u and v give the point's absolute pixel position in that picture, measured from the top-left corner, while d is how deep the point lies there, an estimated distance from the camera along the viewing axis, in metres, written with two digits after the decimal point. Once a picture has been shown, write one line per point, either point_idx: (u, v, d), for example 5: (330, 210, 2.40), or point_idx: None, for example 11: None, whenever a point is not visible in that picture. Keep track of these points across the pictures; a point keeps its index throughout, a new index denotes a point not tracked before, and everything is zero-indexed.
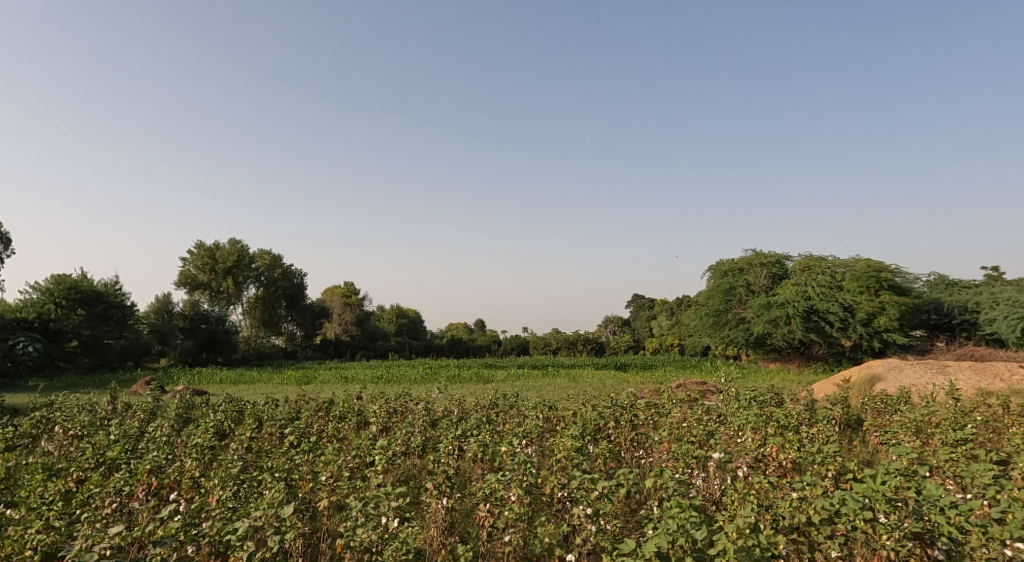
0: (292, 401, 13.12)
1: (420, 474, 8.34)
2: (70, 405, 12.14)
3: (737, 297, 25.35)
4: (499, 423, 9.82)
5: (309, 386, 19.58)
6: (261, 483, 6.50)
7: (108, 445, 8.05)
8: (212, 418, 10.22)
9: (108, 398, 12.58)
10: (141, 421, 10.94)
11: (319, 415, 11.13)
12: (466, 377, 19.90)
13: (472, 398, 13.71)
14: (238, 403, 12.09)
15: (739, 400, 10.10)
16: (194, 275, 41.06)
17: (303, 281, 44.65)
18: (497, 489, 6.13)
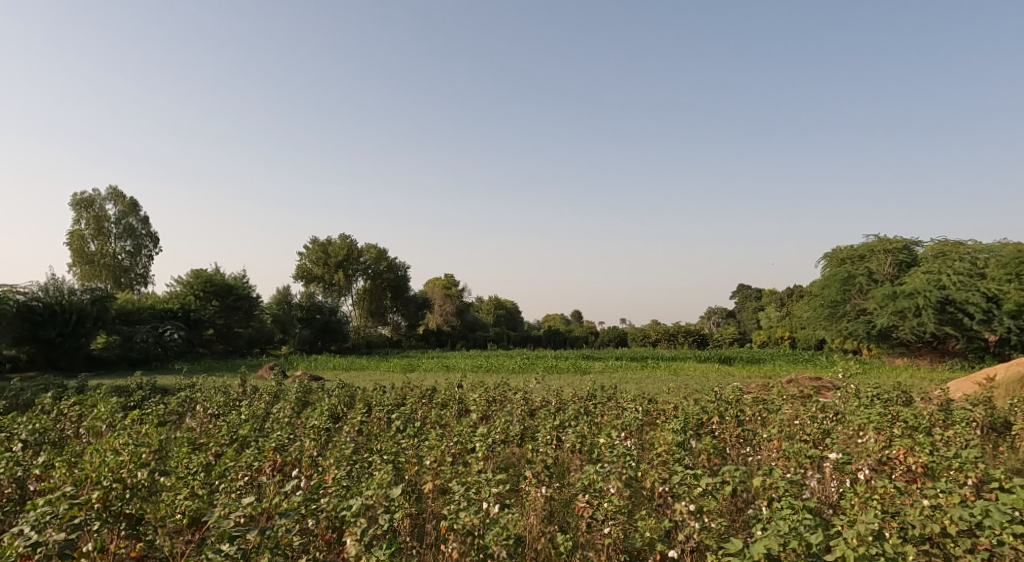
0: (399, 389, 13.76)
1: (519, 462, 8.47)
2: (208, 386, 13.55)
3: (856, 286, 23.39)
4: (596, 415, 9.76)
5: (413, 374, 20.50)
6: (370, 465, 6.85)
7: (240, 423, 8.90)
8: (327, 402, 10.99)
9: (239, 381, 13.87)
10: (266, 403, 12.00)
11: (422, 401, 11.64)
12: (563, 368, 19.99)
13: (569, 390, 13.75)
14: (350, 389, 12.87)
15: (860, 398, 9.35)
16: (309, 269, 44.08)
17: (406, 274, 46.57)
18: (596, 481, 6.12)
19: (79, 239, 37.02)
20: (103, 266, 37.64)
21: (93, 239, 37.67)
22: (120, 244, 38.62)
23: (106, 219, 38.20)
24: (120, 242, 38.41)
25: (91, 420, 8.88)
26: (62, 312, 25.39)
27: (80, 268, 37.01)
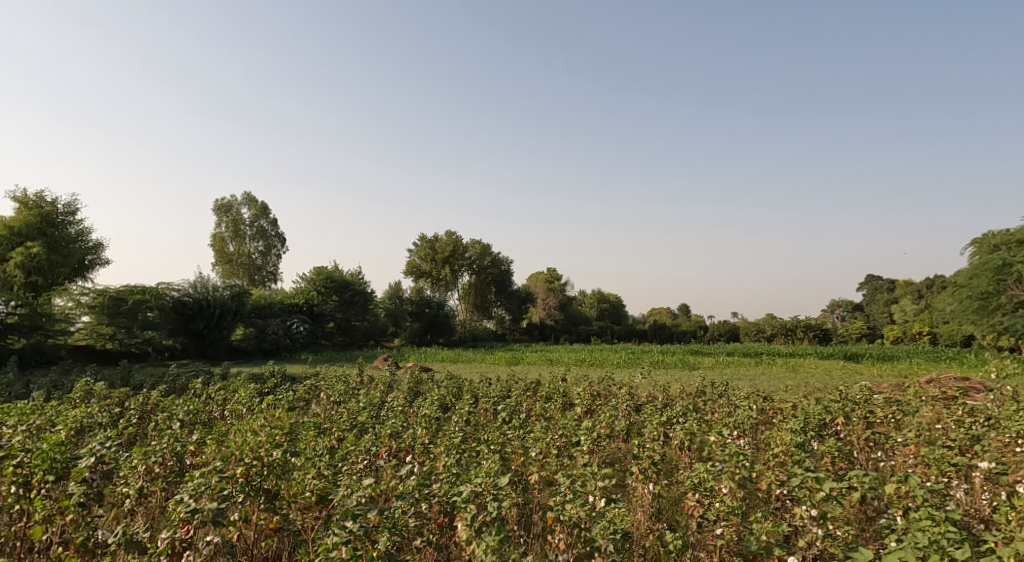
0: (504, 381, 14.05)
1: (625, 458, 8.35)
2: (330, 375, 14.59)
3: (1012, 276, 20.60)
4: (706, 412, 9.41)
5: (518, 367, 20.84)
6: (478, 455, 7.03)
7: (358, 411, 9.51)
8: (437, 393, 11.45)
9: (357, 371, 14.80)
10: (381, 392, 12.73)
11: (527, 394, 11.81)
12: (670, 363, 19.46)
13: (677, 385, 13.36)
14: (458, 380, 13.32)
15: (1017, 402, 8.28)
16: (418, 265, 46.03)
17: (510, 268, 47.28)
18: (706, 480, 5.90)
19: (221, 241, 41.23)
20: (240, 264, 41.63)
21: (231, 240, 41.78)
22: (254, 244, 42.50)
23: (242, 222, 42.23)
24: (254, 243, 42.27)
25: (234, 404, 9.88)
26: (208, 306, 28.44)
27: (222, 267, 41.23)
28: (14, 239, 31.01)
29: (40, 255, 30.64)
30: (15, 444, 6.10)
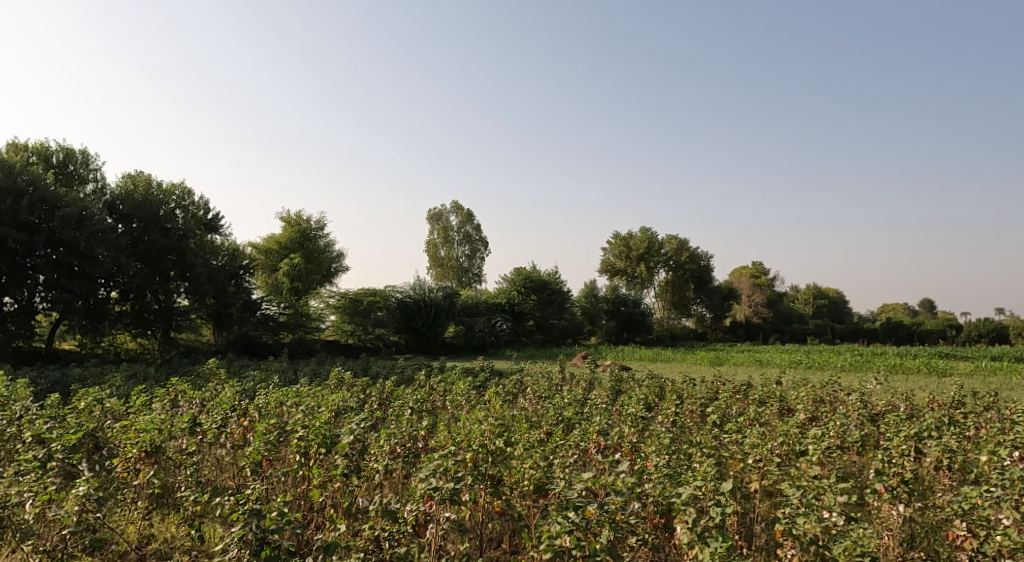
0: (710, 381, 13.43)
1: (862, 473, 7.43)
2: (534, 371, 15.30)
3: None
4: (968, 427, 7.97)
5: (724, 368, 19.74)
6: (691, 457, 6.80)
7: (564, 407, 9.83)
8: (639, 392, 11.36)
9: (559, 368, 15.30)
10: (584, 389, 13.01)
11: (737, 398, 11.14)
12: (912, 367, 16.83)
13: (923, 393, 11.51)
14: (660, 380, 13.04)
15: None
16: (613, 264, 45.91)
17: (710, 263, 44.88)
18: (980, 507, 4.98)
19: (434, 247, 45.70)
20: (450, 268, 45.68)
21: (443, 246, 46.02)
22: (461, 249, 46.25)
23: (451, 229, 46.26)
24: (461, 248, 46.02)
25: (454, 395, 10.88)
26: (425, 306, 31.85)
27: (436, 270, 45.69)
28: (282, 252, 38.46)
29: (300, 265, 36.97)
30: (296, 419, 7.44)
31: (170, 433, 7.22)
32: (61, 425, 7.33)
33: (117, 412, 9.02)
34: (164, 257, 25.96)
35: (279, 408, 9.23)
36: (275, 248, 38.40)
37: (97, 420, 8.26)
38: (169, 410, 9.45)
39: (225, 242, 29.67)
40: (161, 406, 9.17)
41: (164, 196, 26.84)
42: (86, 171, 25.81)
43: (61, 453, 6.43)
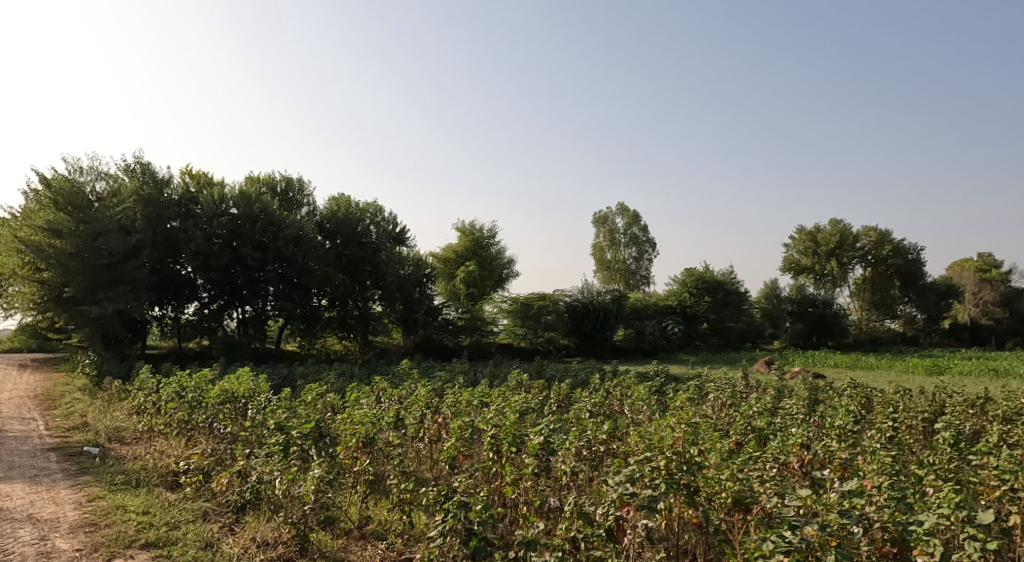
0: (931, 392, 11.61)
1: None
2: (715, 377, 14.48)
3: None
4: None
5: (947, 378, 16.93)
6: (922, 480, 5.92)
7: (754, 416, 9.16)
8: (841, 403, 10.20)
9: (742, 374, 14.31)
10: (773, 398, 12.00)
11: (971, 413, 9.49)
12: None
13: None
14: (866, 390, 11.57)
15: None
16: (797, 261, 41.58)
17: (919, 257, 39.04)
18: None
19: (601, 250, 45.63)
20: (617, 270, 45.32)
21: (609, 248, 45.76)
22: (628, 251, 45.59)
23: (618, 231, 45.76)
24: (628, 250, 45.35)
25: (633, 399, 10.69)
26: (594, 310, 32.02)
27: (602, 274, 45.62)
28: (458, 261, 41.18)
29: (475, 272, 39.23)
30: (487, 418, 7.84)
31: (381, 426, 7.99)
32: (295, 415, 8.49)
33: (336, 405, 10.25)
34: (362, 268, 29.34)
35: (468, 406, 9.80)
36: (453, 257, 41.14)
37: (321, 412, 9.44)
38: (376, 405, 10.52)
39: (411, 253, 32.46)
40: (370, 402, 10.24)
41: (361, 213, 30.03)
42: (301, 196, 29.87)
43: (298, 440, 7.47)
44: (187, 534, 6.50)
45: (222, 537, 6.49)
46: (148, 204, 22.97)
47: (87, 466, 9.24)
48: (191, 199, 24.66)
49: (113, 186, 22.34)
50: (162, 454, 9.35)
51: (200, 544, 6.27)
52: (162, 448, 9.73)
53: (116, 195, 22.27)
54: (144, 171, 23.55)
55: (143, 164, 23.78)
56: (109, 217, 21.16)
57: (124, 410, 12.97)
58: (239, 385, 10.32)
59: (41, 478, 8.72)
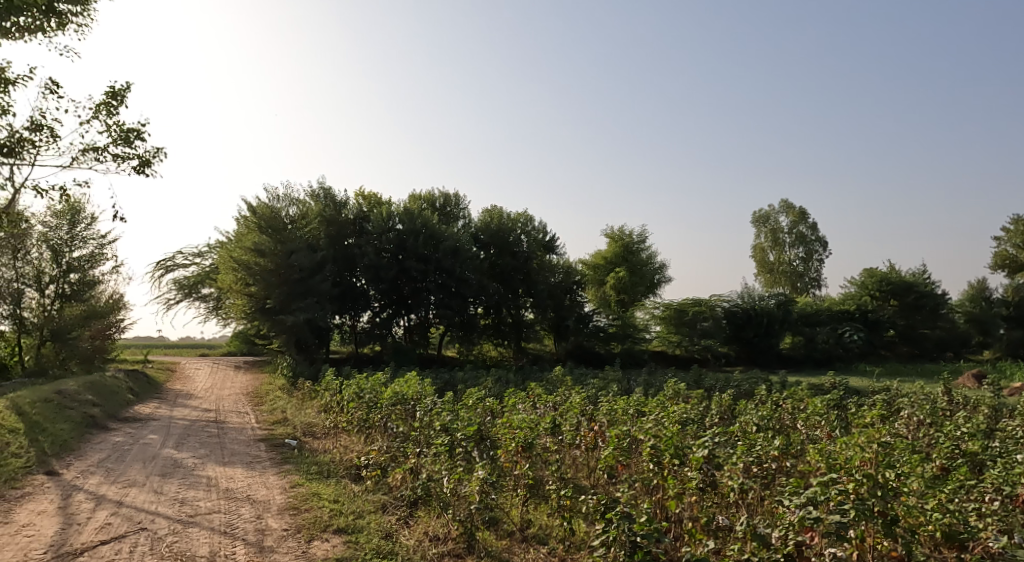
0: None
1: None
2: (908, 391, 12.71)
3: None
4: None
5: None
6: None
7: (963, 437, 7.91)
8: None
9: (943, 388, 12.41)
10: (988, 416, 10.25)
11: None
12: None
13: None
14: None
15: None
16: (1013, 256, 35.48)
17: None
18: None
19: (762, 252, 42.50)
20: (781, 273, 41.94)
21: (772, 249, 42.47)
22: (795, 251, 41.91)
23: (781, 231, 42.26)
24: (795, 250, 41.71)
25: (808, 414, 9.77)
26: (757, 316, 29.99)
27: (765, 277, 42.45)
28: (609, 267, 40.82)
29: (625, 278, 38.62)
30: (646, 427, 7.62)
31: (539, 432, 8.12)
32: (459, 418, 8.95)
33: (495, 409, 10.60)
34: (514, 276, 30.28)
35: (625, 414, 9.59)
36: (603, 263, 40.85)
37: (482, 416, 9.84)
38: (532, 410, 10.73)
39: (561, 260, 32.79)
40: (527, 407, 10.48)
41: (513, 223, 30.93)
42: (458, 210, 31.58)
43: (462, 442, 7.85)
44: (370, 523, 7.11)
45: (399, 528, 7.00)
46: (329, 224, 25.74)
47: (288, 456, 10.53)
48: (364, 218, 27.24)
49: (302, 210, 25.39)
50: (346, 449, 10.35)
51: (381, 534, 6.82)
52: (346, 443, 10.80)
53: (305, 218, 25.27)
54: (326, 195, 26.47)
55: (325, 189, 26.75)
56: (299, 237, 24.08)
57: (314, 408, 14.61)
58: (408, 387, 11.12)
59: (253, 464, 10.11)
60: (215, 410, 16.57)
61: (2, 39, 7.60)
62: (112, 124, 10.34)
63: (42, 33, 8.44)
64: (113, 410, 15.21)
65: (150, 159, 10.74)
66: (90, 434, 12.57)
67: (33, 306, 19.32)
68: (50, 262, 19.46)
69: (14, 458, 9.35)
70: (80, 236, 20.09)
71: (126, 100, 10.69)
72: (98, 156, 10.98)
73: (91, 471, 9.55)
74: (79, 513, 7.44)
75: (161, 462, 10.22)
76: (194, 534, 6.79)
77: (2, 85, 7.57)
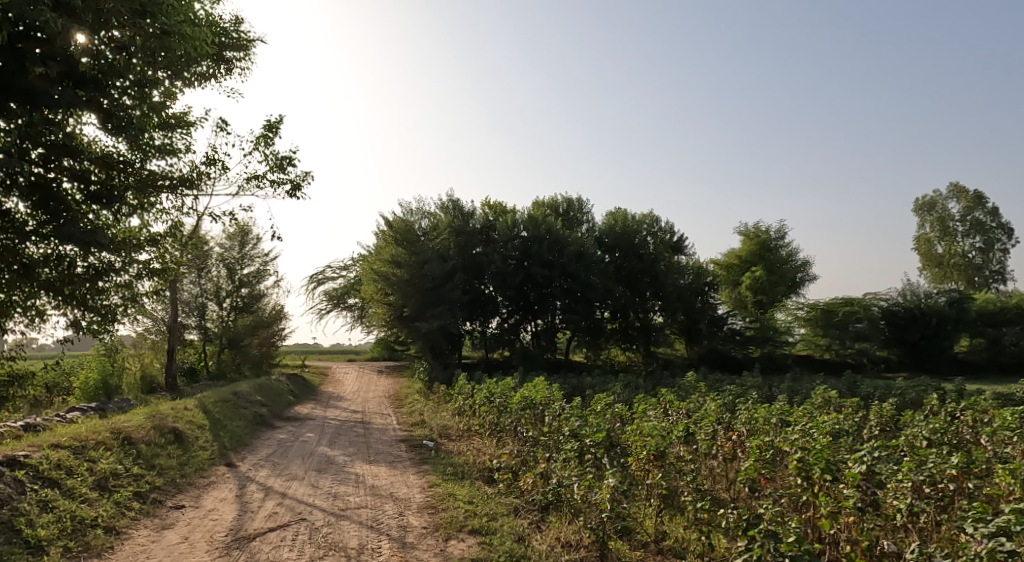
0: None
1: None
2: None
3: None
4: None
5: None
6: None
7: None
8: None
9: None
10: None
11: None
12: None
13: None
14: None
15: None
16: None
17: None
18: None
19: (928, 243, 37.81)
20: (953, 266, 36.96)
21: (940, 240, 37.60)
22: (970, 241, 36.75)
23: (952, 218, 37.26)
24: (970, 240, 36.58)
25: (994, 428, 8.42)
26: (923, 315, 26.75)
27: (932, 271, 37.70)
28: (744, 266, 38.50)
29: (763, 278, 36.15)
30: (792, 438, 7.00)
31: (672, 440, 7.76)
32: (587, 424, 8.87)
33: (625, 415, 10.34)
34: (642, 279, 29.53)
35: (767, 424, 8.90)
36: (737, 262, 38.63)
37: (611, 422, 9.64)
38: (664, 417, 10.32)
39: (690, 261, 31.50)
40: (658, 414, 10.12)
41: (638, 225, 30.24)
42: (581, 215, 31.48)
43: (591, 448, 7.75)
44: (503, 526, 7.22)
45: (531, 533, 7.03)
46: (458, 233, 26.77)
47: (426, 456, 11.07)
48: (491, 227, 28.02)
49: (433, 222, 26.65)
50: (479, 451, 10.65)
51: (514, 537, 6.89)
52: (479, 446, 11.09)
53: (436, 229, 26.48)
54: (454, 207, 27.54)
55: (454, 200, 27.86)
56: (431, 248, 25.28)
57: (449, 411, 15.22)
58: (537, 392, 11.22)
59: (395, 463, 10.72)
60: (362, 412, 17.88)
61: (186, 87, 8.77)
62: (270, 153, 11.55)
63: (214, 79, 9.61)
64: (277, 410, 16.93)
65: (300, 183, 11.85)
66: (260, 431, 14.09)
67: (215, 318, 21.99)
68: (227, 279, 22.05)
69: (202, 451, 10.70)
70: (248, 254, 22.62)
71: (280, 131, 11.90)
72: (259, 183, 12.32)
73: (260, 464, 10.68)
74: (252, 501, 8.33)
75: (318, 458, 11.18)
76: (345, 527, 7.32)
77: (184, 125, 8.73)
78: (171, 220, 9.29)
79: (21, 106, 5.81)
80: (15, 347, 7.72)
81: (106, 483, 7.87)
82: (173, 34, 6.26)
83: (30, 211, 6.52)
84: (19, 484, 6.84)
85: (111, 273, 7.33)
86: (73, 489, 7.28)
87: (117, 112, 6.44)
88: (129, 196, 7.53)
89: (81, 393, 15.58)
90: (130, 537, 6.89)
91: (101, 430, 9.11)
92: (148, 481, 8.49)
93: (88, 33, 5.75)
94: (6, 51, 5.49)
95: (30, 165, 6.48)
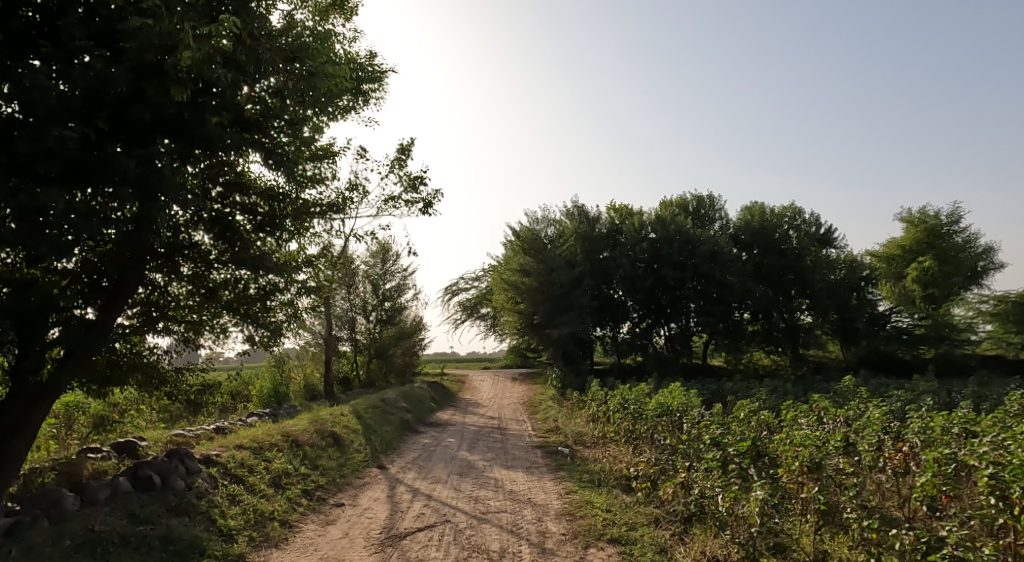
0: None
1: None
2: None
3: None
4: None
5: None
6: None
7: None
8: None
9: None
10: None
11: None
12: None
13: None
14: None
15: None
16: None
17: None
18: None
19: None
20: None
21: None
22: None
23: None
24: None
25: None
26: None
27: None
28: (908, 256, 34.36)
29: (934, 269, 32.18)
30: (981, 450, 6.07)
31: (829, 451, 7.05)
32: (730, 432, 8.37)
33: (772, 424, 9.61)
34: (785, 277, 27.46)
35: (948, 432, 7.85)
36: (901, 252, 34.60)
37: (756, 430, 9.04)
38: (818, 426, 9.46)
39: (842, 254, 28.80)
40: (811, 422, 9.30)
41: (778, 219, 28.30)
42: (713, 212, 30.03)
43: (735, 457, 7.31)
44: (644, 536, 7.04)
45: (674, 545, 6.76)
46: (585, 239, 26.73)
47: (562, 463, 11.11)
48: (618, 231, 27.62)
49: (560, 229, 26.84)
50: (615, 459, 10.49)
51: (655, 548, 6.70)
52: (615, 453, 10.96)
53: (562, 236, 26.66)
54: (579, 213, 27.53)
55: (579, 206, 27.87)
56: (559, 255, 25.43)
57: (583, 417, 15.19)
58: (673, 398, 10.77)
59: (533, 469, 10.89)
60: (498, 418, 18.33)
61: (330, 121, 9.64)
62: (404, 174, 12.31)
63: (354, 111, 10.48)
64: (421, 416, 17.96)
65: (431, 200, 12.52)
66: (406, 436, 15.01)
67: (364, 330, 23.82)
68: (372, 294, 23.75)
69: (357, 453, 11.62)
70: (390, 270, 24.24)
71: (412, 152, 12.64)
72: (395, 203, 13.18)
73: (407, 467, 11.37)
74: (402, 502, 8.89)
75: (459, 462, 11.68)
76: (487, 530, 7.54)
77: (331, 156, 9.58)
78: (323, 243, 10.21)
79: (204, 151, 6.62)
80: (206, 360, 8.81)
81: (280, 481, 8.80)
82: (317, 74, 6.70)
83: (213, 242, 7.48)
84: (213, 480, 7.85)
85: (276, 293, 8.20)
86: (254, 486, 8.23)
87: (276, 149, 7.23)
88: (288, 223, 8.45)
89: (257, 400, 17.60)
90: (300, 530, 7.62)
91: (274, 433, 10.21)
92: (313, 480, 9.37)
93: (252, 84, 6.63)
94: (191, 105, 6.31)
95: (211, 203, 7.45)
